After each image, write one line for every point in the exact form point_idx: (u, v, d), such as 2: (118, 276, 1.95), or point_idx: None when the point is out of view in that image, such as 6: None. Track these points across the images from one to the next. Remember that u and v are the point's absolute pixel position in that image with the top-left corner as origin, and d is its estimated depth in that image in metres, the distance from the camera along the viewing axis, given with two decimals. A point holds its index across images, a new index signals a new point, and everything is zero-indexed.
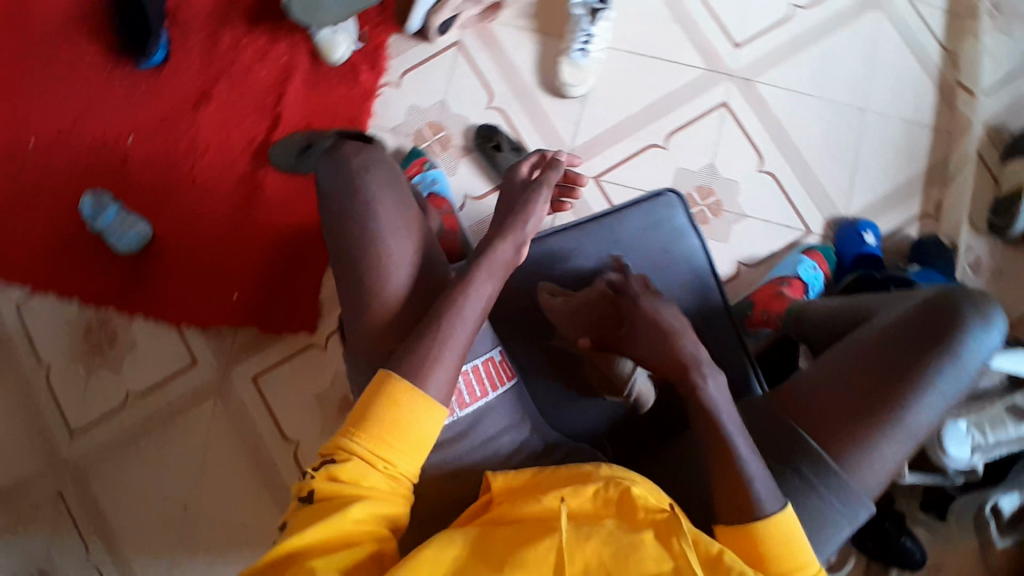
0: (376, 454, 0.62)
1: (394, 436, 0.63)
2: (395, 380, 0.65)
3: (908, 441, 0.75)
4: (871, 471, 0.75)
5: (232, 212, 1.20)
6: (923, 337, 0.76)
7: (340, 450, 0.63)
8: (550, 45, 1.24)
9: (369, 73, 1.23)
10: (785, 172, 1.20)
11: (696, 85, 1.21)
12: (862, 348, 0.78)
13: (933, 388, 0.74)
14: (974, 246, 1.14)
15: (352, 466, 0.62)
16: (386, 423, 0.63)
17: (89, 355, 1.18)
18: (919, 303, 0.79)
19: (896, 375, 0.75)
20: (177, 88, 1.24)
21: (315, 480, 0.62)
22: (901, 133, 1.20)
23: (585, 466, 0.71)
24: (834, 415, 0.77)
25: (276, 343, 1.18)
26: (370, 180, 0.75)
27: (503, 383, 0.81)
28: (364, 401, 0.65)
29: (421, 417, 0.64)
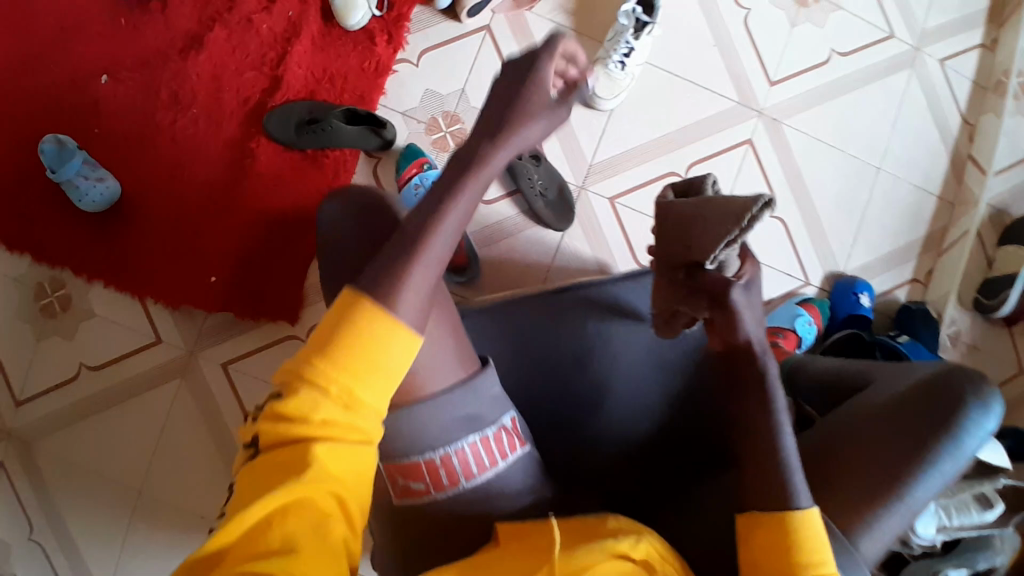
0: (333, 384, 0.48)
1: (350, 370, 0.48)
2: (359, 302, 0.49)
3: (905, 516, 0.68)
4: (868, 544, 0.68)
5: (216, 181, 1.08)
6: (926, 414, 0.68)
7: (288, 382, 0.49)
8: (584, 49, 1.16)
9: (385, 47, 1.12)
10: (796, 221, 1.19)
11: (725, 117, 1.17)
12: (856, 416, 0.73)
13: (934, 468, 0.67)
14: (958, 319, 1.17)
15: (303, 399, 0.48)
16: (345, 351, 0.49)
17: (42, 320, 1.08)
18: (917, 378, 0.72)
19: (890, 446, 0.69)
20: (166, 28, 1.09)
21: (259, 425, 0.50)
22: (910, 198, 1.22)
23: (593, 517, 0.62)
24: (831, 488, 0.70)
25: (253, 329, 1.09)
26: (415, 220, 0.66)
27: (514, 450, 0.67)
28: (320, 327, 0.50)
29: (377, 345, 0.49)
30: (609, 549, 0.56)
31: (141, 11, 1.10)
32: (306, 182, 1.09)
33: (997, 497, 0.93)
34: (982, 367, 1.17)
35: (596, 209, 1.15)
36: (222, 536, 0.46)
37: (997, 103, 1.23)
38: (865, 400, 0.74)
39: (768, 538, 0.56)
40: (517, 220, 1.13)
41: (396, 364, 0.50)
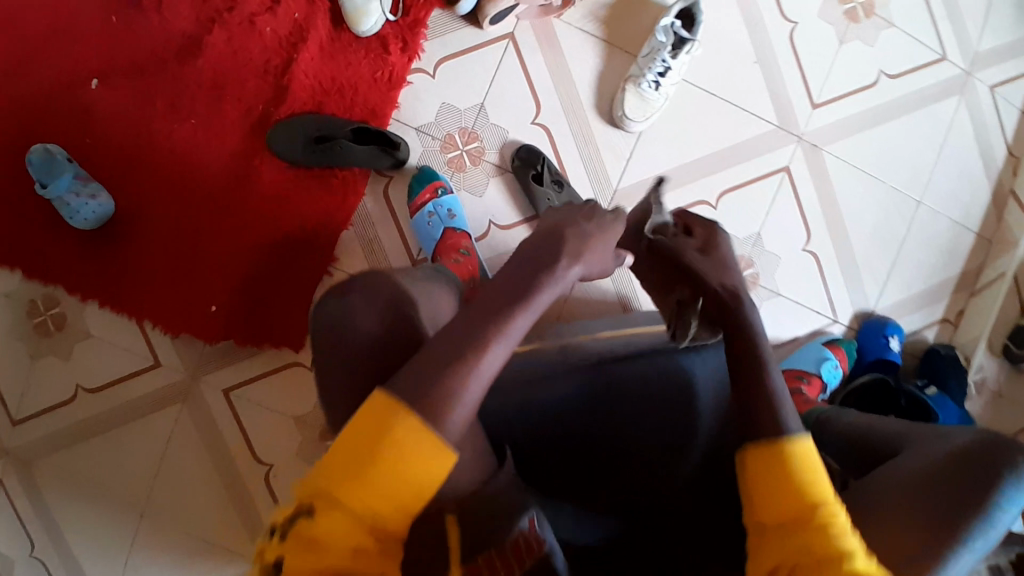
0: (360, 500, 0.45)
1: (381, 483, 0.45)
2: (392, 408, 0.47)
3: None
4: None
5: (217, 198, 1.01)
6: (967, 486, 0.56)
7: (311, 497, 0.46)
8: (614, 64, 1.07)
9: (400, 55, 1.03)
10: (828, 255, 1.13)
11: (763, 142, 1.09)
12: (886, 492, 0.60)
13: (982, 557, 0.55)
14: (985, 365, 1.12)
15: (331, 523, 0.44)
16: (375, 462, 0.45)
17: (35, 338, 1.03)
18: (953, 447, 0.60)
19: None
20: (160, 27, 1.00)
21: (278, 542, 0.46)
22: (947, 234, 1.16)
23: None
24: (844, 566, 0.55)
25: (256, 355, 1.05)
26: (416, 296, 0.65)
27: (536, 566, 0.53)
28: (347, 431, 0.47)
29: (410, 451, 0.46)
30: None
31: (133, 7, 1.00)
32: (314, 203, 1.02)
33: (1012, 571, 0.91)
34: (1005, 416, 1.12)
35: None
36: None
37: None
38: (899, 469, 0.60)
39: (763, 471, 0.51)
40: None
41: (428, 479, 0.47)
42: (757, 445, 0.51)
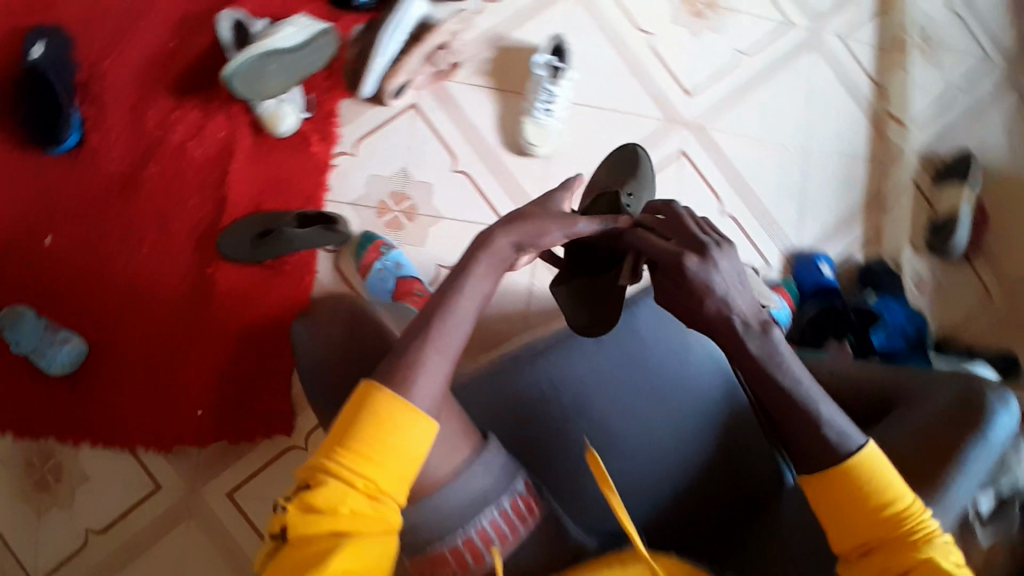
0: (359, 475, 0.51)
1: (382, 457, 0.52)
2: (379, 392, 0.53)
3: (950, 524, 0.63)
4: None
5: (182, 310, 1.07)
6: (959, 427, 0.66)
7: (317, 472, 0.51)
8: (510, 103, 1.20)
9: (321, 144, 1.14)
10: (743, 213, 1.26)
11: (657, 135, 1.23)
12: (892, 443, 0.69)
13: (965, 468, 0.64)
14: (918, 267, 1.27)
15: (329, 490, 0.50)
16: (373, 439, 0.52)
17: (39, 494, 1.04)
18: (948, 399, 0.69)
19: (933, 461, 0.65)
20: (103, 174, 1.10)
21: (287, 513, 0.51)
22: (842, 166, 1.30)
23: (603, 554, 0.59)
24: None
25: (251, 450, 1.08)
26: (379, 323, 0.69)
27: (529, 521, 0.64)
28: (345, 413, 0.53)
29: (402, 423, 0.53)
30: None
31: (75, 166, 1.10)
32: (272, 293, 1.09)
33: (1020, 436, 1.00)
34: (945, 304, 1.26)
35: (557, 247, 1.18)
36: None
37: (902, 60, 1.33)
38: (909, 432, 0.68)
39: (829, 492, 0.56)
40: None
41: (416, 443, 0.53)
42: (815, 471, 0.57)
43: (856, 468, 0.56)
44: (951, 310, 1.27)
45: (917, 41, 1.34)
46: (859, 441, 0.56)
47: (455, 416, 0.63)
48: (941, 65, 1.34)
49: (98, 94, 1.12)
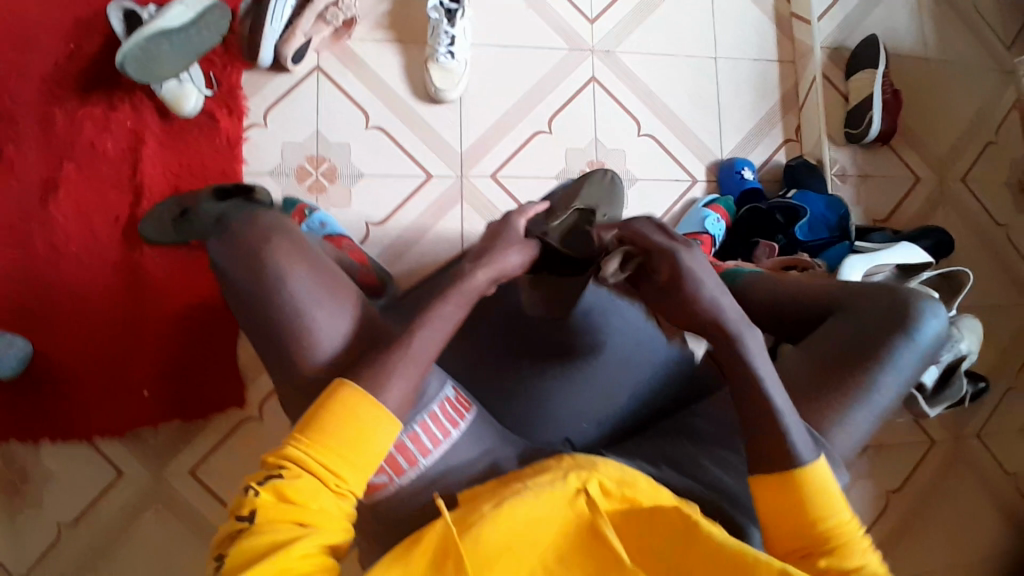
0: (327, 471, 0.59)
1: (353, 452, 0.60)
2: (350, 389, 0.61)
3: (872, 413, 0.68)
4: (844, 439, 0.67)
5: (117, 301, 1.08)
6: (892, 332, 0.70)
7: (286, 464, 0.59)
8: (412, 53, 1.21)
9: (229, 119, 1.14)
10: (661, 131, 1.26)
11: (565, 65, 1.24)
12: (826, 337, 0.72)
13: (892, 365, 0.69)
14: (838, 158, 1.28)
15: (301, 484, 0.58)
16: (340, 434, 0.60)
17: (5, 499, 1.04)
18: (883, 302, 0.72)
19: (861, 357, 0.69)
20: (16, 178, 1.08)
21: (259, 497, 0.57)
22: (755, 72, 1.31)
23: (555, 463, 0.63)
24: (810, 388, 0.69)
25: (209, 425, 1.09)
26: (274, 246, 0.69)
27: (463, 418, 0.73)
28: (314, 412, 0.61)
29: (369, 435, 0.61)
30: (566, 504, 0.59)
31: None
32: (205, 272, 1.10)
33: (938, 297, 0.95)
34: (874, 191, 1.27)
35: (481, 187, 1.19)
36: None
37: None
38: (843, 324, 0.72)
39: (779, 497, 0.60)
40: (414, 227, 1.17)
41: (382, 444, 0.62)
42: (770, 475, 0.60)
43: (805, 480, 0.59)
44: (880, 195, 1.27)
45: None
46: (810, 455, 0.59)
47: (343, 294, 0.70)
48: None
49: None
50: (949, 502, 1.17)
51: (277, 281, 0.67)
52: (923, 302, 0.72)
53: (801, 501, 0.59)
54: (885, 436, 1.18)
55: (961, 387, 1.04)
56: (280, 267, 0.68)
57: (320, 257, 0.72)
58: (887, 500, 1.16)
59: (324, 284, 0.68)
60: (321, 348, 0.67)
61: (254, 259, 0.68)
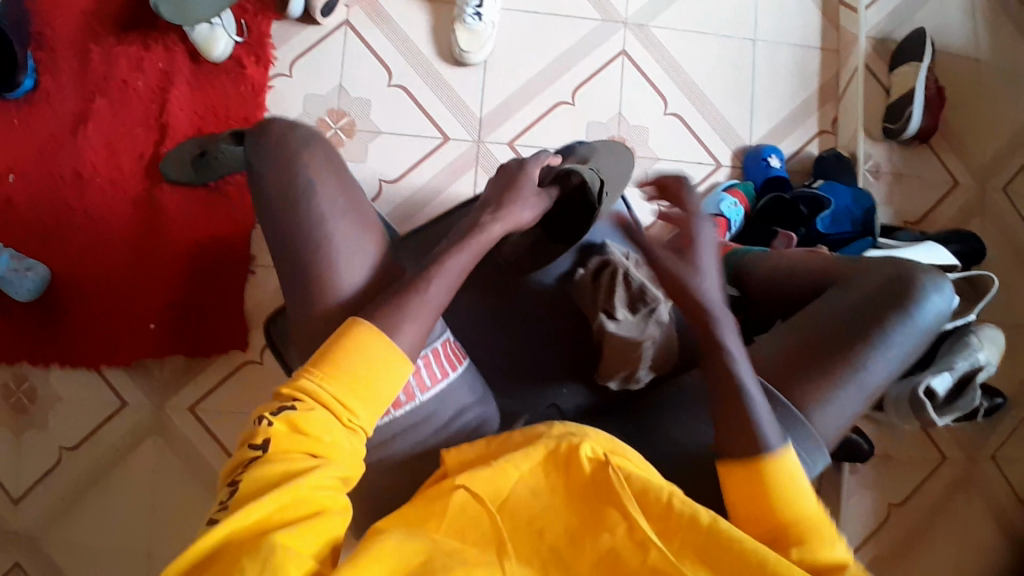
0: (342, 408, 0.57)
1: (365, 389, 0.58)
2: (364, 325, 0.60)
3: (861, 396, 0.66)
4: (824, 420, 0.66)
5: (135, 236, 1.11)
6: (888, 307, 0.68)
7: (301, 396, 0.56)
8: (440, 15, 1.21)
9: (255, 67, 1.16)
10: (688, 111, 1.22)
11: (594, 37, 1.22)
12: (817, 313, 0.71)
13: (886, 344, 0.67)
14: (874, 153, 1.22)
15: (316, 417, 0.56)
16: (356, 369, 0.58)
17: (15, 416, 1.09)
18: (879, 280, 0.70)
19: (851, 332, 0.67)
20: (50, 110, 1.13)
21: (273, 427, 0.55)
22: (795, 57, 1.26)
23: (536, 427, 0.67)
24: (796, 363, 0.68)
25: (211, 365, 1.12)
26: (305, 155, 0.69)
27: (458, 365, 0.74)
28: (326, 346, 0.59)
29: (384, 376, 0.59)
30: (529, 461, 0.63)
31: (21, 103, 1.13)
32: (219, 215, 1.13)
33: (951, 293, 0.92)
34: (908, 191, 1.21)
35: (497, 155, 1.18)
36: (227, 527, 0.48)
37: None
38: (837, 302, 0.70)
39: (742, 477, 0.60)
40: (426, 189, 1.17)
41: (393, 386, 0.60)
42: (731, 459, 0.61)
43: (771, 468, 0.59)
44: (915, 196, 1.21)
45: None
46: (778, 444, 0.59)
47: (374, 233, 0.69)
48: None
49: (39, 32, 1.14)
50: (955, 523, 1.12)
51: (270, 215, 0.69)
52: (926, 280, 0.69)
53: (765, 483, 0.59)
54: (889, 446, 1.14)
55: (975, 399, 0.98)
56: (308, 174, 0.68)
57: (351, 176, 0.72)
58: (887, 513, 1.12)
59: (350, 206, 0.68)
60: (302, 284, 0.67)
61: (291, 163, 0.68)
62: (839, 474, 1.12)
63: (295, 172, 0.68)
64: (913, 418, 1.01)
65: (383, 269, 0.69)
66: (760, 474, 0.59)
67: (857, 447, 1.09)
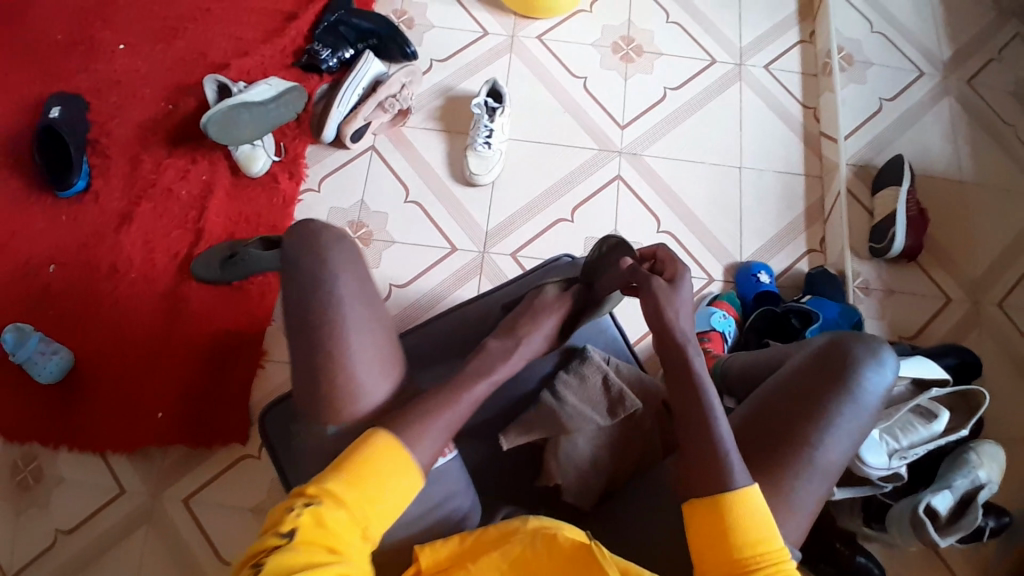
0: (360, 511, 0.60)
1: (381, 495, 0.61)
2: (388, 438, 0.64)
3: (822, 478, 0.75)
4: (791, 503, 0.73)
5: (158, 328, 1.20)
6: (828, 378, 0.79)
7: (324, 495, 0.59)
8: (456, 142, 1.36)
9: (288, 182, 1.30)
10: (679, 228, 1.31)
11: (592, 163, 1.35)
12: (775, 394, 0.80)
13: (837, 422, 0.76)
14: (862, 271, 1.28)
15: (337, 515, 0.58)
16: (377, 477, 0.62)
17: (15, 496, 1.11)
18: (814, 354, 0.83)
19: (802, 412, 0.77)
20: (101, 211, 1.27)
21: (298, 518, 0.57)
22: (781, 183, 1.36)
23: (512, 520, 0.69)
24: (756, 444, 0.77)
25: (210, 457, 1.15)
26: (330, 244, 0.75)
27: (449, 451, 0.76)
28: (351, 451, 0.63)
29: (405, 479, 0.63)
30: (505, 556, 0.66)
31: (78, 205, 1.27)
32: (237, 310, 1.22)
33: (938, 406, 1.03)
34: (899, 307, 1.25)
35: (500, 263, 1.27)
36: None
37: (828, 81, 1.43)
38: (781, 379, 0.82)
39: (707, 520, 0.68)
40: (432, 293, 1.24)
41: (404, 496, 0.63)
42: (697, 499, 0.69)
43: (730, 504, 0.68)
44: (906, 312, 1.25)
45: (841, 63, 1.45)
46: (743, 480, 0.69)
47: (378, 319, 0.74)
48: (866, 82, 1.44)
49: (103, 146, 1.31)
50: None
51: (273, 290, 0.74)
52: (862, 353, 0.80)
53: (728, 522, 0.67)
54: (899, 570, 1.08)
55: (976, 516, 0.94)
56: (334, 259, 0.74)
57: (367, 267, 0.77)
58: None
59: (364, 293, 0.74)
60: (298, 356, 0.71)
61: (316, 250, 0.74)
62: None
63: (324, 256, 0.73)
64: (914, 539, 0.97)
65: (392, 353, 0.75)
66: (723, 508, 0.68)
67: (866, 569, 1.04)
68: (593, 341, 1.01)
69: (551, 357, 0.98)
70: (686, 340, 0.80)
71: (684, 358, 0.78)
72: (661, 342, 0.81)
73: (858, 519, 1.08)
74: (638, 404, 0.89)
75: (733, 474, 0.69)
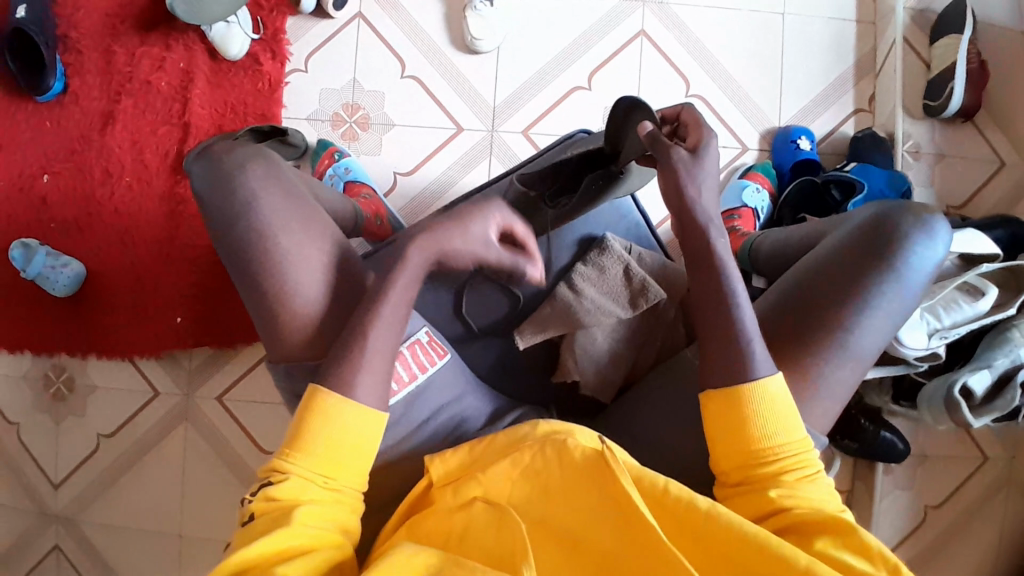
0: (314, 470, 0.56)
1: (333, 449, 0.57)
2: (324, 394, 0.58)
3: (855, 364, 0.68)
4: (822, 403, 0.68)
5: (161, 232, 1.15)
6: (870, 254, 0.69)
7: (275, 471, 0.57)
8: (452, 3, 1.19)
9: (272, 63, 1.18)
10: (711, 91, 1.16)
11: (609, 17, 1.18)
12: (806, 276, 0.72)
13: (875, 304, 0.68)
14: (914, 132, 1.13)
15: (288, 485, 0.55)
16: (323, 436, 0.57)
17: (53, 407, 1.16)
18: (855, 228, 0.73)
19: (838, 295, 0.68)
20: (81, 112, 1.18)
21: (254, 503, 0.56)
22: (827, 31, 1.17)
23: (523, 425, 0.65)
24: (786, 330, 0.69)
25: (234, 357, 1.16)
26: (248, 175, 0.67)
27: (435, 363, 0.75)
28: (294, 418, 0.59)
29: (354, 424, 0.58)
30: (516, 465, 0.62)
31: (55, 107, 1.18)
32: None
33: (986, 282, 0.94)
34: (952, 170, 1.12)
35: (511, 142, 1.16)
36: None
37: None
38: (817, 257, 0.72)
39: (723, 412, 0.62)
40: (440, 181, 1.16)
41: (366, 438, 0.58)
42: (713, 390, 0.63)
43: (751, 396, 0.62)
44: (960, 177, 1.12)
45: None
46: (763, 372, 0.62)
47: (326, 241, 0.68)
48: None
49: (69, 38, 1.19)
50: (994, 527, 1.05)
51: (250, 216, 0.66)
52: (909, 226, 0.70)
53: (747, 413, 0.61)
54: (925, 444, 1.07)
55: (1014, 398, 0.89)
56: (251, 188, 0.66)
57: (291, 179, 0.70)
58: (923, 514, 1.06)
59: (295, 214, 0.66)
60: (281, 289, 0.64)
61: (227, 181, 0.66)
62: (870, 474, 1.07)
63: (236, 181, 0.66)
64: (946, 418, 0.94)
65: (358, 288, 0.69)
66: (741, 400, 0.61)
67: (891, 445, 1.03)
68: (612, 229, 0.92)
69: (568, 247, 0.90)
70: (710, 221, 0.66)
71: (714, 243, 0.66)
72: (679, 229, 0.68)
73: (886, 396, 1.05)
74: (662, 295, 0.82)
75: (753, 363, 0.63)
